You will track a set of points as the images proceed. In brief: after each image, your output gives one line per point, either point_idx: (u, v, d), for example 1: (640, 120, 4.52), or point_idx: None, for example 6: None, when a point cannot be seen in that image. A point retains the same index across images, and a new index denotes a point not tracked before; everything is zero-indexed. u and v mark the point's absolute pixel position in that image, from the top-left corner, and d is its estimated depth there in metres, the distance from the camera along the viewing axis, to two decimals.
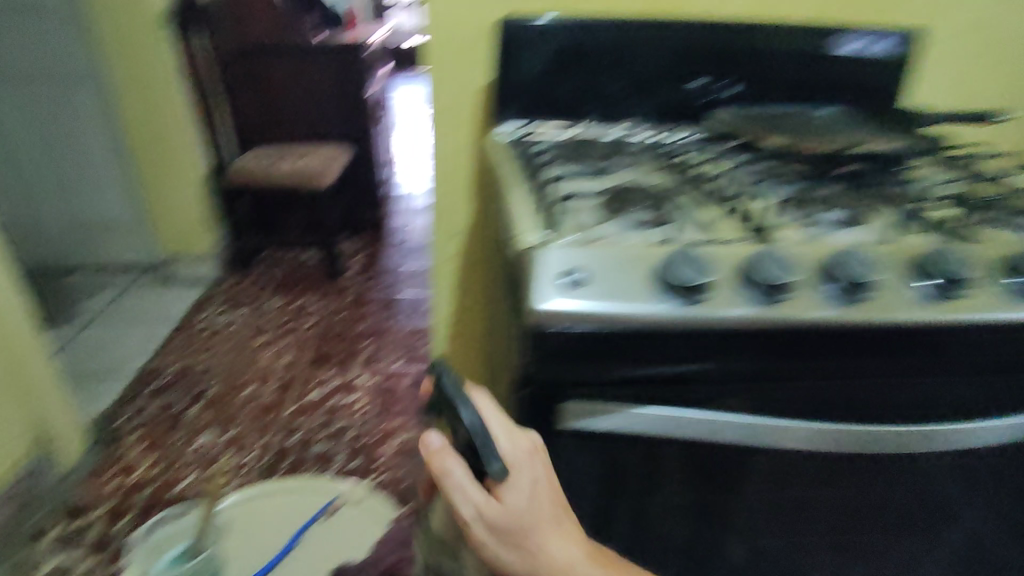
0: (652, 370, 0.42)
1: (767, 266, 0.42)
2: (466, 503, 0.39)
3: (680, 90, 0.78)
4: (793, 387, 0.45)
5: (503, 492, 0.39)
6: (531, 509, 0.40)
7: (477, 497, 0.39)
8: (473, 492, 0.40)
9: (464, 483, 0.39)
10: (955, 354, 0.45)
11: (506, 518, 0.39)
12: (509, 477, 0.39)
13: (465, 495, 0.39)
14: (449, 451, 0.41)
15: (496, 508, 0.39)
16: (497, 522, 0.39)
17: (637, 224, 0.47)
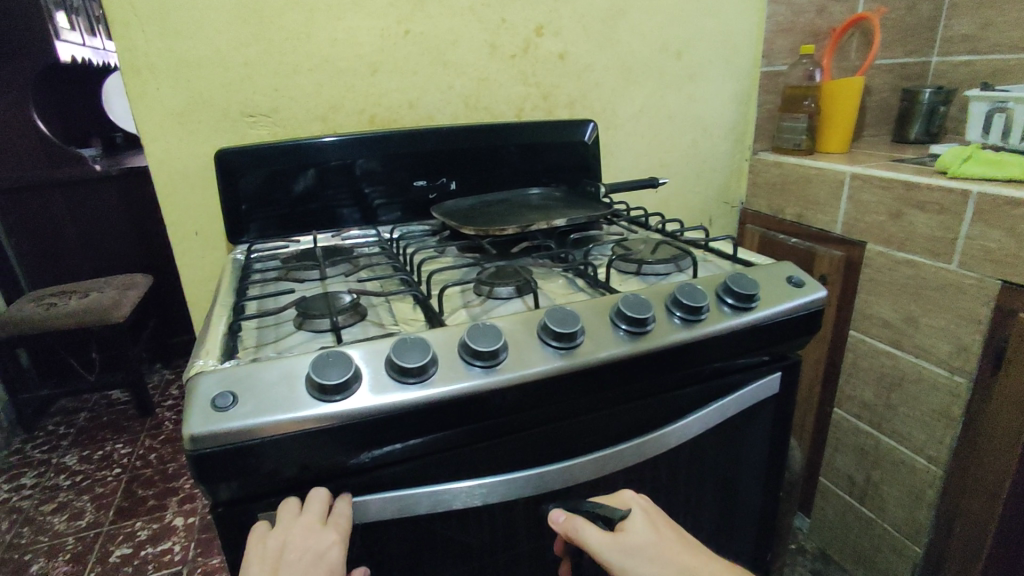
0: (329, 466, 0.45)
1: (406, 355, 0.46)
2: (606, 551, 0.48)
3: (407, 190, 0.91)
4: (472, 449, 0.50)
5: (624, 524, 0.49)
6: (651, 533, 0.49)
7: (607, 539, 0.48)
8: (597, 545, 0.48)
9: (592, 538, 0.48)
10: (607, 388, 0.52)
11: (632, 543, 0.48)
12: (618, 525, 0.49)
13: (599, 542, 0.48)
14: (571, 519, 0.49)
15: (624, 539, 0.48)
16: (622, 558, 0.47)
17: (323, 332, 0.53)
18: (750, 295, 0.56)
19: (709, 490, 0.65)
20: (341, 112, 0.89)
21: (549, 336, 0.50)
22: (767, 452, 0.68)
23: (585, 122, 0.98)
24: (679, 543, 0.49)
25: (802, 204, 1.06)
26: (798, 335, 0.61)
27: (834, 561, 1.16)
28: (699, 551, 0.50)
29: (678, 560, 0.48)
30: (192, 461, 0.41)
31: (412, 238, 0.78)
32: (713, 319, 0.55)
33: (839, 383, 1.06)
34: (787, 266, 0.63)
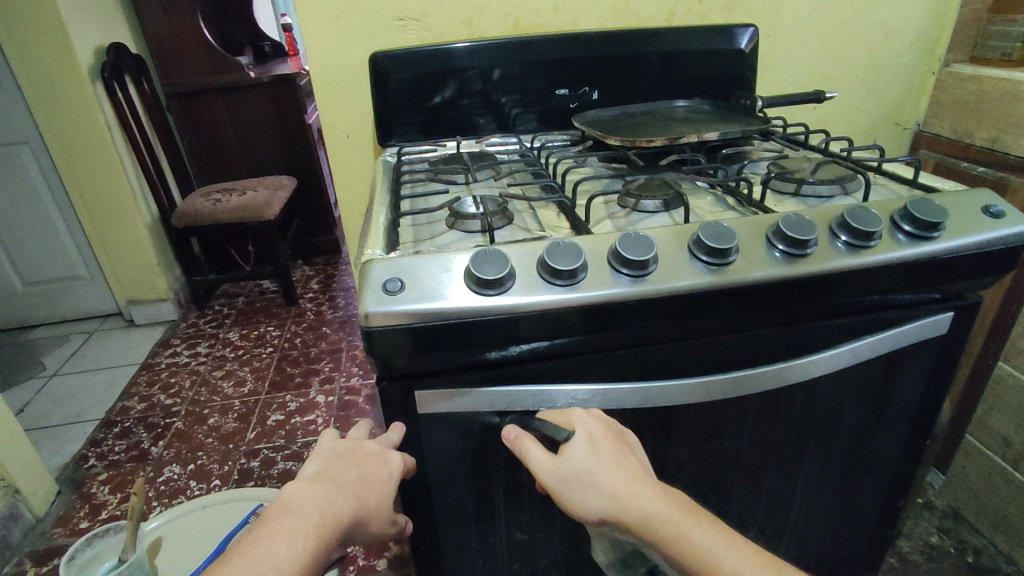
0: (480, 355, 0.48)
1: (560, 257, 0.47)
2: (544, 472, 0.46)
3: (550, 99, 0.90)
4: (611, 356, 0.51)
5: (564, 445, 0.46)
6: (590, 456, 0.45)
7: (545, 462, 0.46)
8: (537, 467, 0.46)
9: (534, 458, 0.46)
10: (757, 309, 0.50)
11: (567, 468, 0.45)
12: (561, 445, 0.46)
13: (540, 464, 0.46)
14: (520, 435, 0.48)
15: (560, 463, 0.45)
16: (556, 481, 0.45)
17: (474, 233, 0.55)
18: (932, 224, 0.50)
19: (848, 426, 0.63)
20: (487, 15, 0.88)
21: (702, 250, 0.48)
22: (920, 397, 0.63)
23: (746, 26, 0.89)
24: (618, 469, 0.45)
25: (998, 127, 0.91)
26: (984, 273, 0.54)
27: (965, 521, 1.08)
28: (643, 480, 0.45)
29: (611, 487, 0.44)
30: (368, 335, 0.45)
31: (553, 147, 0.78)
32: (885, 247, 0.50)
33: (1010, 337, 0.94)
34: (983, 194, 0.55)
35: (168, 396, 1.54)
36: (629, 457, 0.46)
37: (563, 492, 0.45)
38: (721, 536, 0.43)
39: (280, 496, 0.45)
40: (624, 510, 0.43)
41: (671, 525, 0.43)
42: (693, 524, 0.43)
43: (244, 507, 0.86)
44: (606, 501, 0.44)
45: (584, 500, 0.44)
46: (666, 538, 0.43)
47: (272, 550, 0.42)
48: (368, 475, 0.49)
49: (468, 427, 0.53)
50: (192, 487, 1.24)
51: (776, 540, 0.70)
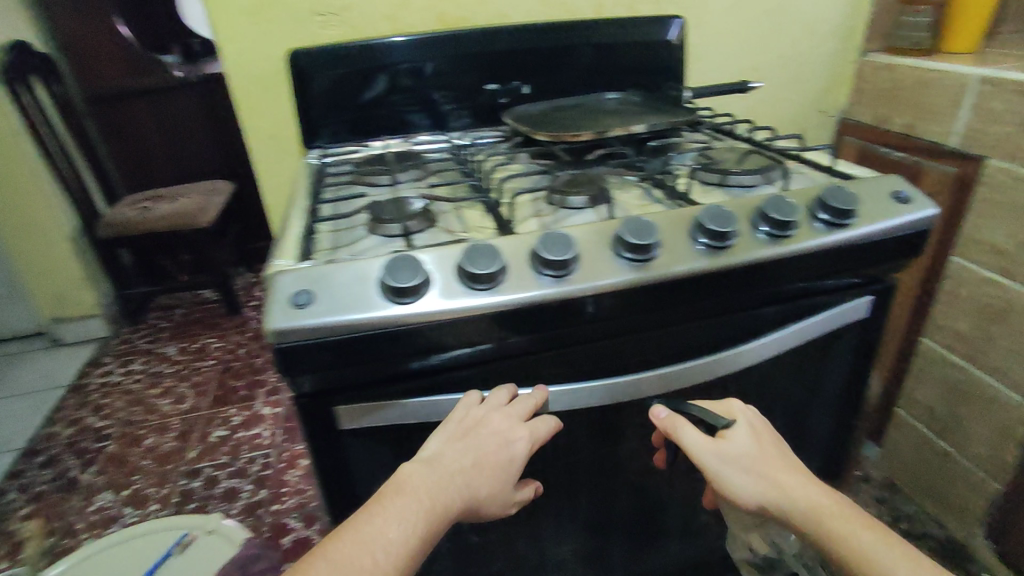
0: (401, 366, 0.46)
1: (478, 260, 0.45)
2: (702, 452, 0.49)
3: (479, 95, 0.88)
4: (537, 359, 0.50)
5: (725, 431, 0.49)
6: (752, 445, 0.49)
7: (705, 442, 0.49)
8: (694, 448, 0.49)
9: (692, 440, 0.49)
10: (681, 303, 0.50)
11: (731, 452, 0.48)
12: (723, 433, 0.50)
13: (698, 445, 0.49)
14: (670, 416, 0.51)
15: (724, 445, 0.49)
16: (718, 465, 0.48)
17: (395, 237, 0.53)
18: (848, 212, 0.51)
19: (781, 410, 0.64)
20: (411, 9, 0.85)
21: (624, 247, 0.48)
22: (847, 378, 0.65)
23: (672, 18, 0.89)
24: (781, 461, 0.48)
25: (913, 112, 0.95)
26: (897, 257, 0.55)
27: (901, 491, 1.13)
28: (810, 475, 0.47)
29: (774, 477, 0.47)
30: (277, 352, 0.43)
31: (482, 144, 0.76)
32: (804, 236, 0.51)
33: (932, 314, 0.98)
34: (895, 180, 0.56)
35: (99, 418, 1.46)
36: (789, 454, 0.50)
37: (721, 473, 0.48)
38: (892, 540, 0.43)
39: (394, 476, 0.43)
40: (788, 499, 0.46)
41: (842, 521, 0.44)
42: (859, 527, 0.44)
43: (171, 537, 0.88)
44: (770, 488, 0.47)
45: (744, 483, 0.47)
46: (832, 536, 0.44)
47: (384, 530, 0.39)
48: (485, 461, 0.45)
49: (396, 439, 0.51)
50: (127, 514, 1.17)
51: (718, 526, 0.71)
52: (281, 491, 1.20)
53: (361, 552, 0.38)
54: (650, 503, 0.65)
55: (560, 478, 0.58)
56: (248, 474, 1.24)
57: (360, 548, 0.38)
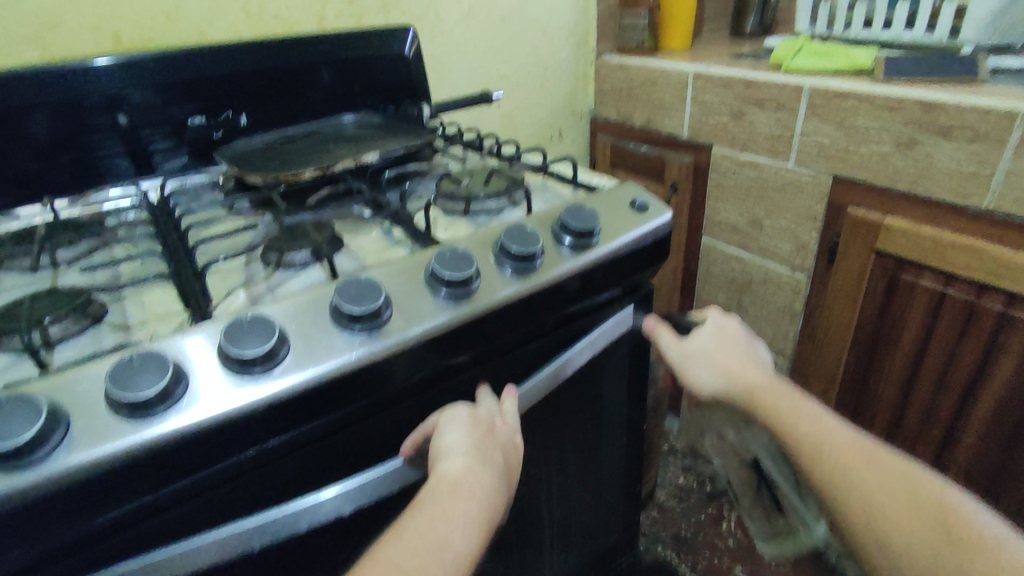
0: (29, 553, 0.31)
1: (133, 380, 0.33)
2: (671, 354, 0.57)
3: (182, 131, 0.71)
4: (263, 475, 0.39)
5: (694, 333, 0.57)
6: (712, 342, 0.57)
7: (673, 345, 0.57)
8: (666, 349, 0.58)
9: (665, 342, 0.58)
10: (430, 366, 0.42)
11: (697, 349, 0.56)
12: (695, 330, 0.57)
13: (668, 346, 0.57)
14: (653, 325, 0.59)
15: (687, 346, 0.56)
16: (681, 361, 0.57)
17: (24, 353, 0.38)
18: (588, 231, 0.48)
19: (571, 435, 0.61)
20: (66, 29, 0.66)
21: (345, 318, 0.39)
22: (627, 384, 0.65)
23: (404, 29, 0.82)
24: (735, 355, 0.56)
25: (648, 109, 1.01)
26: (645, 266, 0.54)
27: (701, 454, 1.22)
28: (757, 363, 0.55)
29: (726, 367, 0.55)
30: None
31: (187, 196, 0.62)
32: (551, 264, 0.47)
33: (696, 291, 1.07)
34: (631, 187, 0.56)
35: None
36: (748, 350, 0.57)
37: (685, 368, 0.56)
38: (809, 403, 0.52)
39: (443, 471, 0.39)
40: (735, 382, 0.54)
41: (778, 394, 0.52)
42: (802, 403, 0.52)
43: None
44: (722, 375, 0.55)
45: (702, 374, 0.56)
46: (768, 406, 0.52)
47: (450, 538, 0.36)
48: (508, 464, 0.44)
49: None
50: None
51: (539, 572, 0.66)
52: None
53: (430, 559, 0.34)
54: None
55: None
56: None
57: (427, 556, 0.34)
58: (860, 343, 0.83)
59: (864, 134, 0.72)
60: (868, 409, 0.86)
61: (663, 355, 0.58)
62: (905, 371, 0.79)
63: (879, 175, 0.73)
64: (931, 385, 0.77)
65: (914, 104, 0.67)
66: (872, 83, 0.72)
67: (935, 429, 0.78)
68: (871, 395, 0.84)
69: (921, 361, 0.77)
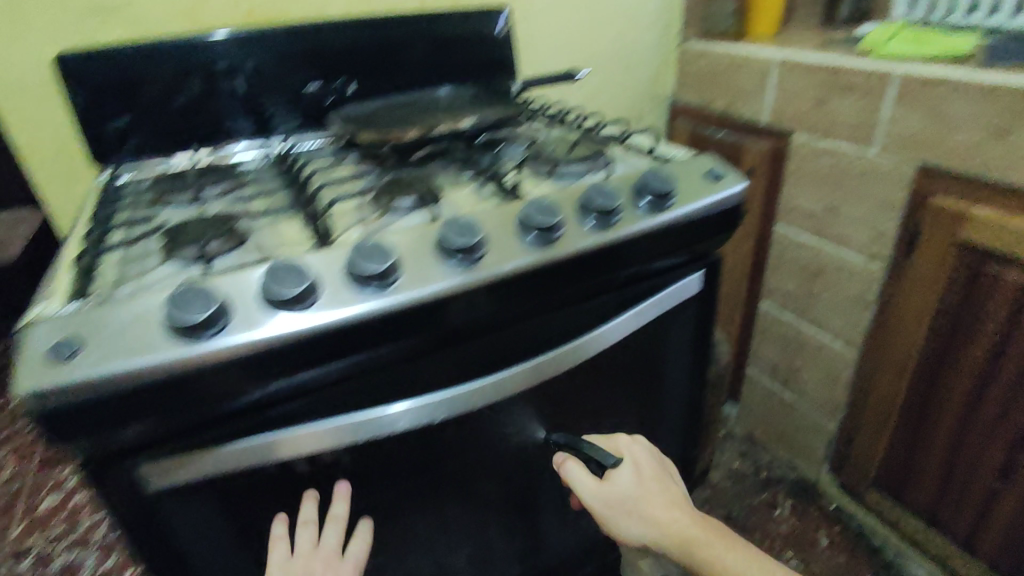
0: (203, 413, 0.41)
1: (284, 281, 0.40)
2: (592, 497, 0.57)
3: (300, 97, 0.79)
4: (372, 380, 0.47)
5: (613, 474, 0.58)
6: (634, 484, 0.58)
7: (593, 489, 0.57)
8: (585, 491, 0.58)
9: (583, 485, 0.58)
10: (514, 302, 0.49)
11: (621, 495, 0.57)
12: (613, 470, 0.58)
13: (589, 488, 0.57)
14: (564, 459, 0.59)
15: (609, 491, 0.57)
16: (605, 507, 0.57)
17: (192, 262, 0.46)
18: (665, 194, 0.52)
19: (634, 388, 0.67)
20: (212, 5, 0.76)
21: (448, 250, 0.45)
22: (691, 348, 0.69)
23: (497, 9, 0.87)
24: (660, 498, 0.57)
25: (730, 93, 1.02)
26: (717, 233, 0.58)
27: (758, 442, 1.22)
28: (681, 506, 0.57)
29: (656, 516, 0.56)
30: (42, 420, 0.36)
31: (304, 150, 0.70)
32: (628, 222, 0.51)
33: (765, 277, 1.07)
34: (708, 160, 0.59)
35: None
36: (669, 488, 0.59)
37: (609, 515, 0.57)
38: (736, 549, 0.55)
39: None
40: (665, 534, 0.56)
41: (707, 546, 0.55)
42: (726, 553, 0.55)
43: None
44: (648, 525, 0.56)
45: (629, 523, 0.57)
46: (704, 559, 0.54)
47: None
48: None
49: (213, 489, 0.45)
50: None
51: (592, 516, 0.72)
52: None
53: None
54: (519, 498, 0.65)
55: (424, 494, 0.57)
56: None
57: None
58: (935, 336, 0.82)
59: (954, 123, 0.72)
60: (938, 404, 0.85)
61: (581, 497, 0.58)
62: (980, 367, 0.78)
63: (968, 164, 0.72)
64: (1008, 384, 0.76)
65: (1011, 93, 0.66)
66: (970, 69, 0.71)
67: (1009, 428, 0.77)
68: (942, 391, 0.84)
69: (1000, 359, 0.76)
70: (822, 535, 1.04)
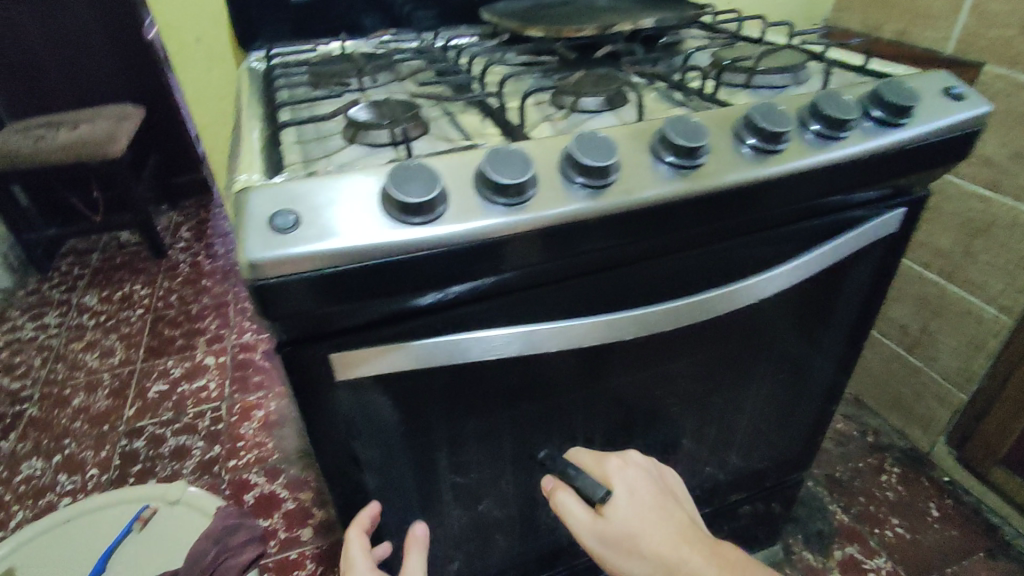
0: (406, 302, 0.38)
1: (503, 168, 0.37)
2: (586, 534, 0.46)
3: None
4: (563, 288, 0.43)
5: (607, 509, 0.46)
6: (633, 517, 0.45)
7: (587, 526, 0.46)
8: (578, 527, 0.47)
9: (576, 518, 0.47)
10: (725, 216, 0.43)
11: (617, 535, 0.45)
12: (602, 505, 0.46)
13: (582, 525, 0.46)
14: (555, 487, 0.49)
15: (603, 528, 0.45)
16: (602, 545, 0.46)
17: (383, 146, 0.44)
18: (904, 106, 0.45)
19: (794, 335, 0.60)
20: None
21: (666, 151, 0.41)
22: (863, 299, 0.61)
23: None
24: (665, 533, 0.45)
25: (907, 18, 0.90)
26: (942, 161, 0.50)
27: (865, 405, 1.16)
28: (696, 541, 0.45)
29: (660, 556, 0.44)
30: (261, 293, 0.34)
31: (457, 42, 0.65)
32: (857, 136, 0.45)
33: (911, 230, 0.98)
34: (941, 76, 0.51)
35: (15, 379, 1.34)
36: (679, 516, 0.46)
37: (608, 555, 0.46)
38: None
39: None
40: None
41: None
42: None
43: (125, 513, 0.73)
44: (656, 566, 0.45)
45: (634, 565, 0.45)
46: None
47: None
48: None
49: (396, 384, 0.44)
50: (89, 468, 1.11)
51: (722, 453, 0.70)
52: (235, 448, 1.14)
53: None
54: (661, 430, 0.63)
55: (580, 413, 0.55)
56: (198, 429, 1.18)
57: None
58: None
59: None
60: None
61: (574, 535, 0.47)
62: None
63: None
64: None
65: None
66: None
67: None
68: None
69: None
70: (932, 506, 0.99)
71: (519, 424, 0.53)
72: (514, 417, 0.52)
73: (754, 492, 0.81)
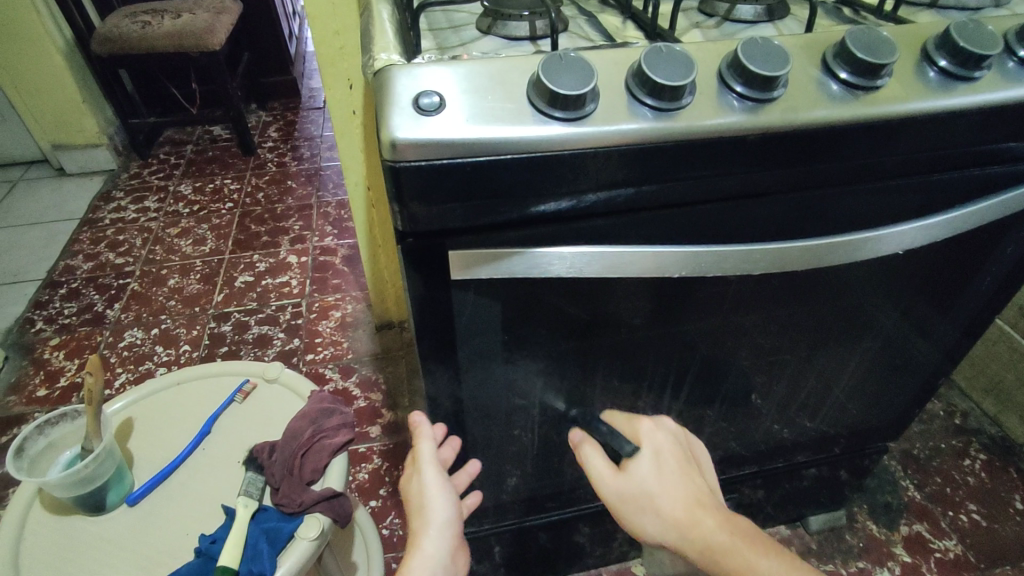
0: (534, 207, 0.36)
1: (663, 67, 0.34)
2: (604, 483, 0.47)
3: None
4: (697, 211, 0.40)
5: (629, 463, 0.46)
6: (654, 474, 0.45)
7: (607, 477, 0.47)
8: (599, 476, 0.48)
9: (596, 468, 0.48)
10: (891, 151, 0.39)
11: (631, 489, 0.45)
12: (624, 460, 0.47)
13: (602, 476, 0.47)
14: (582, 442, 0.51)
15: (623, 478, 0.46)
16: (618, 497, 0.46)
17: (521, 38, 0.41)
18: None
19: (922, 299, 0.56)
20: None
21: (839, 67, 0.36)
22: (1009, 269, 0.55)
23: None
24: (683, 494, 0.43)
25: None
26: None
27: (957, 386, 1.09)
28: (712, 509, 0.43)
29: (673, 515, 0.43)
30: (399, 176, 0.33)
31: None
32: None
33: None
34: None
35: (117, 255, 1.44)
36: (699, 482, 0.45)
37: (621, 509, 0.46)
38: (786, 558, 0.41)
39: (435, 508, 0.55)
40: (691, 541, 0.42)
41: (736, 556, 0.41)
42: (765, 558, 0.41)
43: (227, 384, 0.78)
44: (667, 525, 0.43)
45: (647, 522, 0.44)
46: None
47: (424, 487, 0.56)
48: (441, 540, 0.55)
49: (506, 292, 0.43)
50: (181, 344, 1.20)
51: (809, 411, 0.68)
52: (313, 343, 1.19)
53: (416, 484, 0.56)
54: (755, 379, 0.60)
55: (679, 349, 0.53)
56: (279, 321, 1.24)
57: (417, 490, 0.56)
58: None
59: None
60: None
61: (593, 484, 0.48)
62: None
63: None
64: None
65: None
66: None
67: None
68: None
69: None
70: (1017, 498, 0.94)
71: (616, 353, 0.52)
72: (613, 344, 0.51)
73: (830, 454, 0.79)
